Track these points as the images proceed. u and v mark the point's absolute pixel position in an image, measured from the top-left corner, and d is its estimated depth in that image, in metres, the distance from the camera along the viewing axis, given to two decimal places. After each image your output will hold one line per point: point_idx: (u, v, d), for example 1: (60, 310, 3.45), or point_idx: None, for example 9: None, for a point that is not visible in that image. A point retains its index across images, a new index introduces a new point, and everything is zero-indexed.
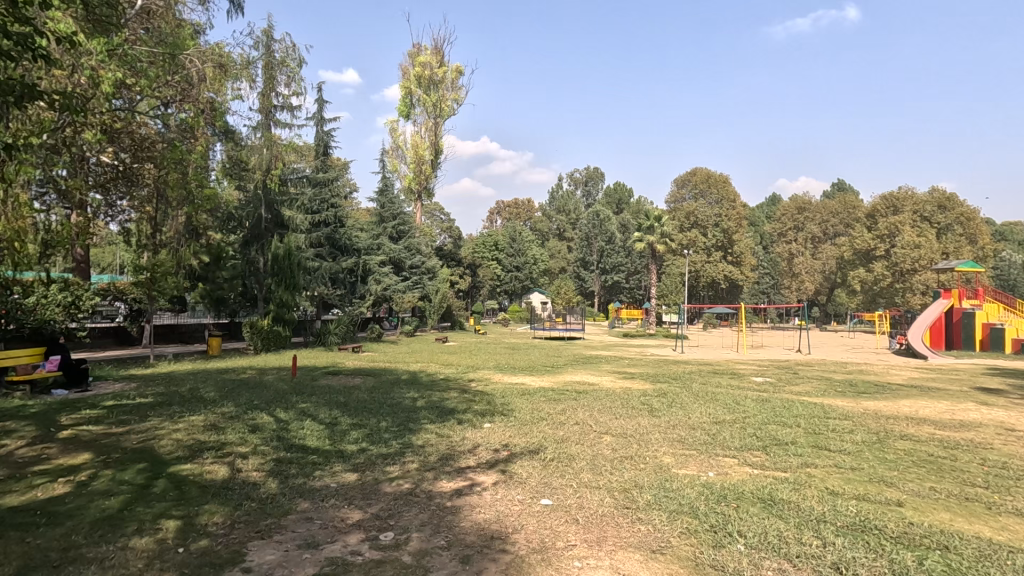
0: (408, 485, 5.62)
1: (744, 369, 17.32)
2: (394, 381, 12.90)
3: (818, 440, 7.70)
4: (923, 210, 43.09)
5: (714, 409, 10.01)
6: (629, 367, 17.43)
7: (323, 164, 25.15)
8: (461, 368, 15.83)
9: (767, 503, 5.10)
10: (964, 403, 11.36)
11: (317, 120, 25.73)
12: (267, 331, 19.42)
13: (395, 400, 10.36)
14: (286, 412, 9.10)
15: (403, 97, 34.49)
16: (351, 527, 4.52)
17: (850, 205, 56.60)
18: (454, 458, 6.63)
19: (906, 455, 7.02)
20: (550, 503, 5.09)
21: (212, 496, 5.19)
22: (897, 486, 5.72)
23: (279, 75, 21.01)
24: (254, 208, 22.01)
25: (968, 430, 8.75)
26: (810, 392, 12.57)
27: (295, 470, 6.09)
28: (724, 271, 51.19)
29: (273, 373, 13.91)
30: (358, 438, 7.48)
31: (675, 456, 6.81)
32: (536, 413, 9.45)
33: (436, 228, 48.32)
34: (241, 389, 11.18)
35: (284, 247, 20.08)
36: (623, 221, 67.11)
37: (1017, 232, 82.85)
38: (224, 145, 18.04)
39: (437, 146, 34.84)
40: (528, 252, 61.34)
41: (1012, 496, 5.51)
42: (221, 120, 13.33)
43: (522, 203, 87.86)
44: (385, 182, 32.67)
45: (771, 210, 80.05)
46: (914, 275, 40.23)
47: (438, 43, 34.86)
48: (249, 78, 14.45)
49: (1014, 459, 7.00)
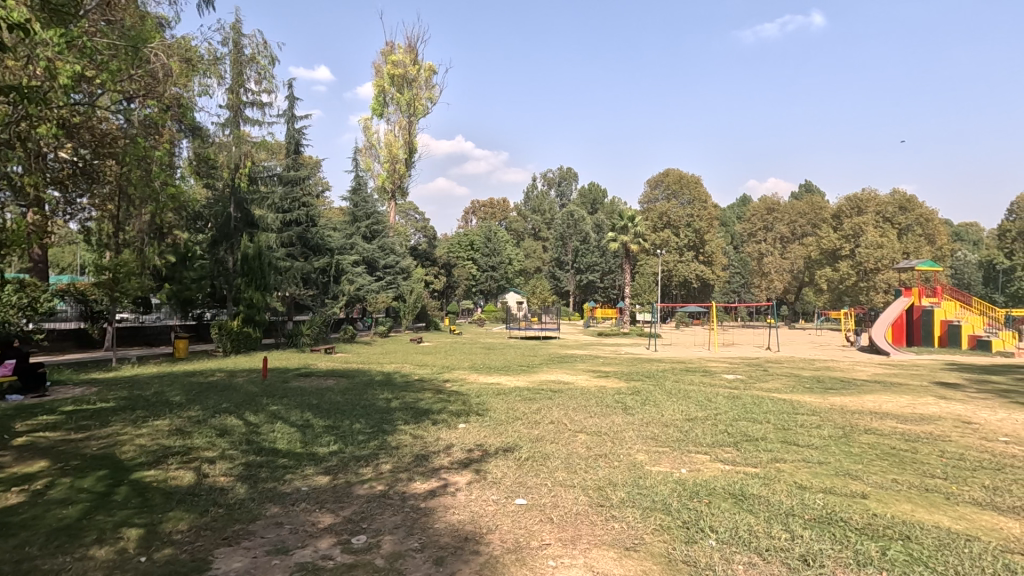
0: (381, 487, 5.55)
1: (715, 366, 17.63)
2: (368, 383, 12.73)
3: (787, 436, 7.87)
4: (886, 211, 44.50)
5: (687, 406, 10.15)
6: (604, 366, 17.59)
7: (295, 163, 24.46)
8: (437, 369, 15.75)
9: (738, 498, 5.19)
10: (925, 398, 11.76)
11: (288, 118, 25.10)
12: (236, 332, 19.13)
13: (369, 402, 10.23)
14: (256, 415, 8.91)
15: (377, 96, 34.13)
16: (322, 532, 4.43)
17: (817, 206, 57.58)
18: (427, 457, 6.62)
19: (872, 449, 7.23)
20: (525, 503, 5.08)
21: (177, 502, 5.03)
22: (862, 479, 5.88)
23: (248, 71, 20.48)
24: (223, 207, 21.56)
25: (929, 423, 9.07)
26: (780, 389, 12.88)
27: (265, 474, 5.95)
28: (696, 271, 52.12)
29: (242, 376, 13.45)
30: (331, 440, 7.37)
31: (650, 454, 6.86)
32: (511, 413, 9.43)
33: (411, 227, 47.80)
34: (210, 392, 10.89)
35: (254, 247, 19.70)
36: (597, 221, 67.68)
37: (971, 230, 87.10)
38: (192, 142, 17.19)
39: (412, 146, 34.54)
40: (503, 252, 61.16)
41: (968, 486, 5.71)
42: (188, 116, 12.93)
43: (498, 202, 87.80)
44: (359, 181, 32.31)
45: (742, 210, 82.19)
46: (877, 274, 41.66)
47: (412, 42, 34.47)
48: (218, 73, 14.06)
49: (971, 450, 7.27)
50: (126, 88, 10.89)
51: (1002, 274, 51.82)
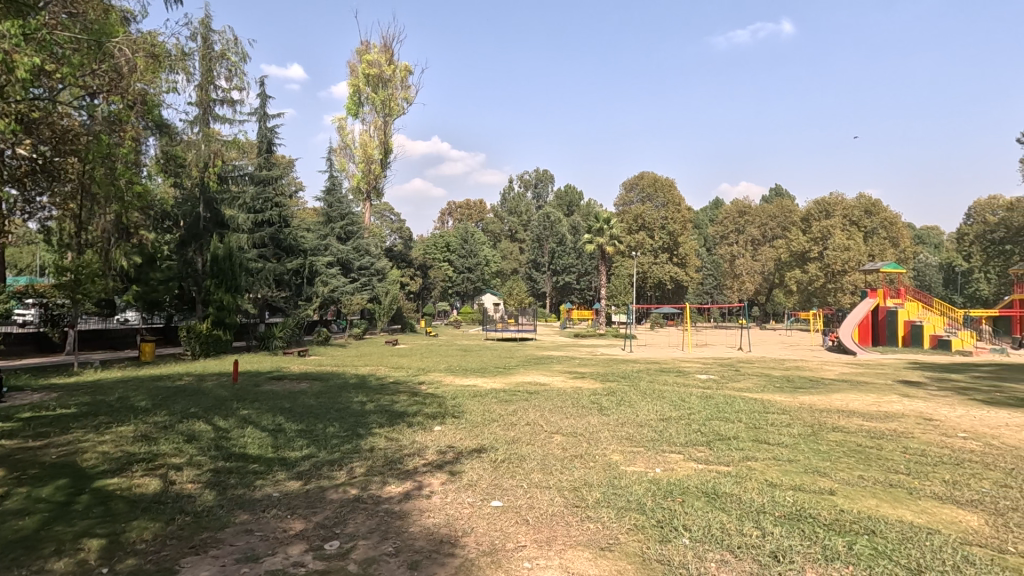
0: (354, 491, 5.47)
1: (689, 367, 17.95)
2: (342, 386, 12.55)
3: (758, 434, 8.03)
4: (852, 214, 45.84)
5: (660, 406, 10.27)
6: (579, 367, 17.69)
7: (267, 162, 24.00)
8: (412, 371, 15.63)
9: (711, 497, 5.26)
10: (890, 396, 12.15)
11: (260, 116, 24.62)
12: (206, 334, 18.63)
13: (343, 405, 10.10)
14: (225, 420, 8.70)
15: (352, 96, 33.76)
16: (293, 538, 4.34)
17: (786, 209, 58.94)
18: (401, 460, 6.56)
19: (838, 446, 7.41)
20: (500, 505, 5.05)
21: (141, 511, 4.86)
22: (830, 476, 6.02)
23: (218, 68, 20.01)
24: (191, 206, 21.08)
25: (892, 420, 9.36)
26: (751, 388, 13.14)
27: (234, 480, 5.80)
28: (670, 272, 52.88)
29: (211, 380, 13.15)
30: (303, 444, 7.26)
31: (624, 454, 6.91)
32: (486, 415, 9.40)
33: (387, 228, 47.43)
34: (177, 396, 10.61)
35: (225, 248, 19.35)
36: (574, 223, 68.14)
37: (933, 234, 90.41)
38: (159, 140, 16.65)
39: (387, 146, 34.24)
40: (480, 253, 61.15)
41: (930, 481, 5.90)
42: (154, 113, 12.57)
43: (474, 204, 87.70)
44: (333, 181, 31.92)
45: (715, 213, 83.78)
46: (844, 275, 42.88)
47: (387, 41, 34.16)
48: (185, 70, 13.71)
49: (932, 446, 7.52)
50: (89, 83, 10.55)
51: (959, 276, 53.84)
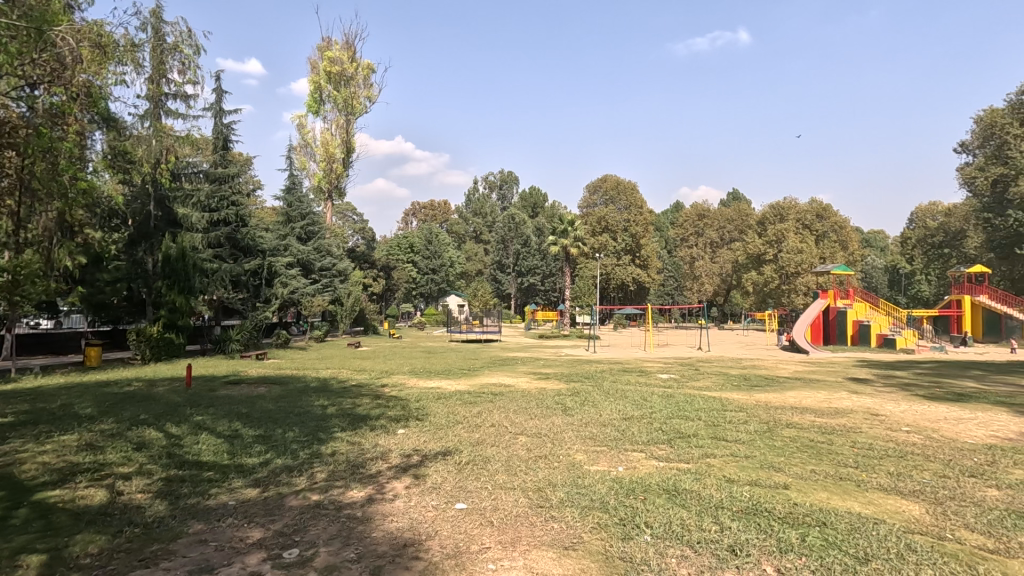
0: (315, 497, 5.35)
1: (651, 366, 18.31)
2: (303, 389, 12.26)
3: (717, 432, 8.24)
4: (805, 218, 47.68)
5: (623, 405, 10.43)
6: (543, 368, 17.79)
7: (223, 159, 23.26)
8: (376, 374, 15.39)
9: (671, 494, 5.37)
10: (840, 392, 12.68)
11: (215, 112, 23.83)
12: (157, 338, 17.91)
13: (303, 409, 9.85)
14: (178, 426, 8.37)
15: (312, 93, 33.09)
16: (251, 547, 4.21)
17: (743, 213, 60.78)
18: (364, 464, 6.45)
19: (792, 442, 7.69)
20: (465, 507, 5.04)
21: (86, 524, 4.62)
22: (784, 471, 6.23)
23: (171, 61, 19.25)
24: (142, 204, 20.31)
25: (842, 416, 9.77)
26: (711, 387, 13.49)
27: (187, 489, 5.59)
28: (633, 274, 53.79)
29: (163, 385, 12.62)
30: (261, 450, 7.05)
31: (588, 453, 6.99)
32: (451, 417, 9.34)
33: (349, 229, 46.64)
34: (126, 403, 10.13)
35: (177, 247, 18.63)
36: (538, 225, 68.56)
37: (879, 237, 94.95)
38: (105, 135, 15.99)
39: (349, 145, 33.64)
40: (444, 255, 60.82)
41: (876, 473, 6.19)
42: (100, 106, 12.01)
43: (439, 204, 87.13)
44: (293, 181, 31.18)
45: (675, 216, 85.74)
46: (797, 277, 44.53)
47: (349, 38, 33.56)
48: (135, 62, 13.14)
49: (879, 440, 7.88)
50: (28, 73, 9.98)
51: (903, 277, 56.71)
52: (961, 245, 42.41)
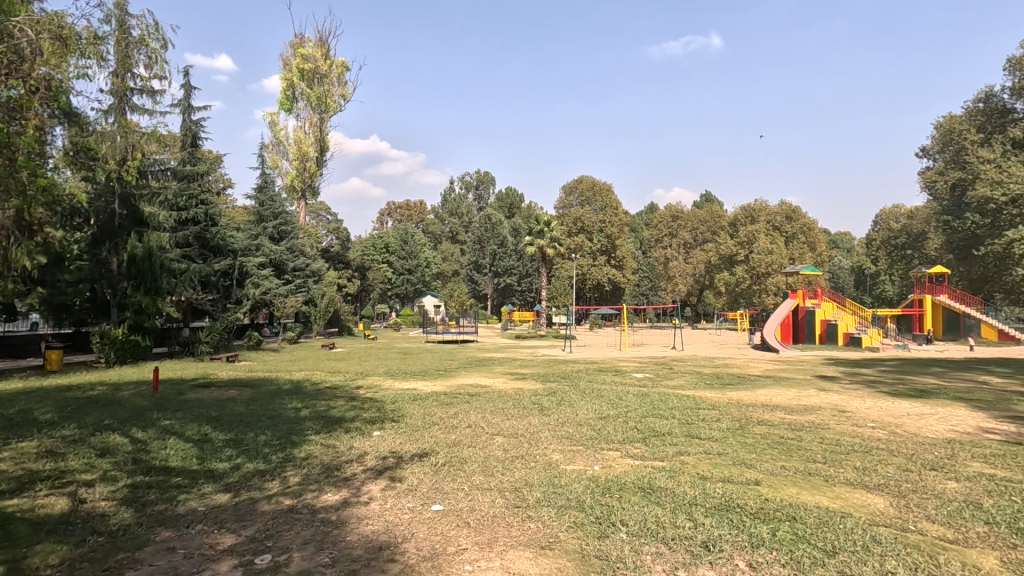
0: (288, 501, 5.25)
1: (626, 365, 18.51)
2: (275, 391, 12.03)
3: (690, 429, 8.37)
4: (775, 220, 48.76)
5: (599, 405, 10.51)
6: (520, 368, 17.82)
7: (191, 156, 22.70)
8: (350, 375, 15.20)
9: (646, 492, 5.43)
10: (808, 390, 13.00)
11: (183, 108, 23.24)
12: (122, 341, 17.33)
13: (276, 412, 9.66)
14: (145, 431, 8.12)
15: (285, 91, 32.57)
16: (222, 554, 4.12)
17: (716, 214, 61.90)
18: (338, 467, 6.36)
19: (763, 438, 7.86)
20: (441, 508, 5.01)
21: (47, 534, 4.46)
22: (755, 467, 6.36)
23: (137, 55, 18.70)
24: (105, 202, 19.69)
25: (811, 413, 10.02)
26: (684, 386, 13.69)
27: (155, 495, 5.43)
28: (608, 274, 54.26)
29: (128, 389, 12.23)
30: (232, 454, 6.90)
31: (564, 452, 7.03)
32: (427, 418, 9.29)
33: (323, 228, 45.98)
34: (89, 408, 9.79)
35: (143, 247, 18.12)
36: (515, 225, 68.67)
37: (845, 238, 97.73)
38: (67, 130, 15.48)
39: (323, 143, 33.15)
40: (420, 255, 60.48)
41: (843, 468, 6.37)
42: (60, 100, 11.62)
43: (414, 204, 86.55)
44: (265, 179, 30.61)
45: (650, 217, 86.78)
46: (767, 277, 45.54)
47: (323, 35, 33.10)
48: (99, 55, 12.73)
49: (845, 436, 8.11)
50: None
51: (868, 277, 58.45)
52: (922, 246, 43.95)
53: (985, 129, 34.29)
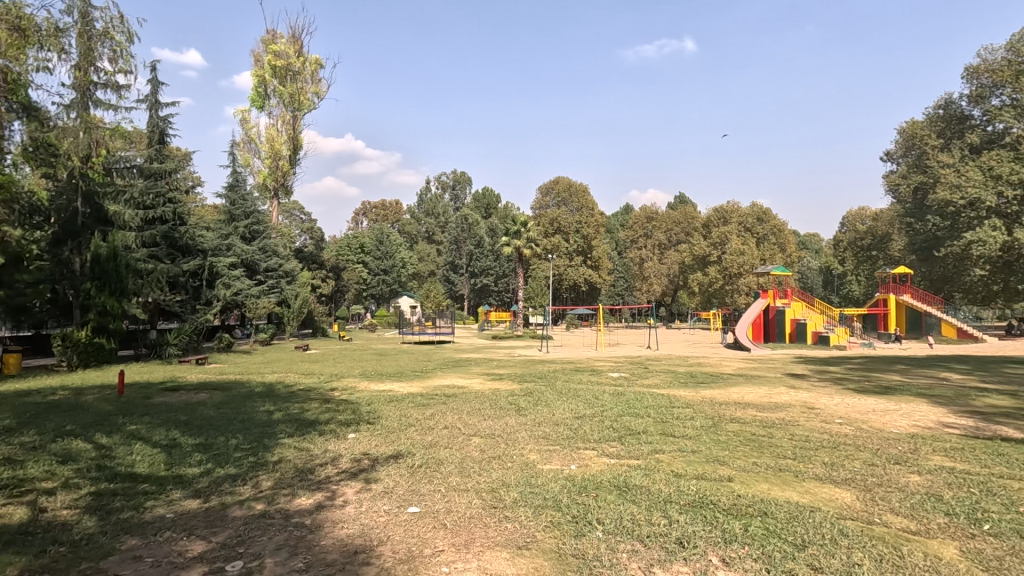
0: (260, 507, 5.15)
1: (602, 365, 18.66)
2: (247, 394, 11.78)
3: (665, 428, 8.48)
4: (746, 221, 49.75)
5: (575, 404, 10.58)
6: (497, 369, 17.85)
7: (158, 154, 22.10)
8: (325, 377, 14.98)
9: (622, 490, 5.48)
10: (779, 387, 13.30)
11: (150, 104, 22.60)
12: (85, 344, 16.74)
13: (247, 415, 9.46)
14: (110, 437, 7.86)
15: (257, 87, 31.95)
16: (192, 562, 4.01)
17: (690, 216, 62.89)
18: (312, 470, 6.26)
19: (735, 436, 8.00)
20: (418, 510, 4.97)
21: (5, 545, 4.28)
22: (728, 464, 6.47)
23: (101, 48, 18.13)
24: (68, 199, 19.07)
25: (781, 410, 10.25)
26: (659, 385, 13.87)
27: (120, 503, 5.27)
28: (584, 275, 54.65)
29: (91, 393, 11.82)
30: (202, 459, 6.73)
31: (541, 452, 7.05)
32: (403, 420, 9.21)
33: (296, 228, 45.24)
34: (50, 413, 9.44)
35: (108, 246, 17.68)
36: (491, 225, 68.62)
37: (813, 239, 100.26)
38: (25, 125, 14.98)
39: (296, 142, 32.60)
40: (396, 255, 60.05)
41: (812, 464, 6.53)
42: (19, 94, 11.27)
43: (390, 204, 85.82)
44: (236, 178, 29.98)
45: (625, 218, 87.69)
46: (739, 277, 46.48)
47: (296, 32, 32.57)
48: (60, 48, 12.37)
49: (814, 432, 8.31)
50: None
51: (836, 278, 60.07)
52: (887, 248, 45.37)
53: (944, 135, 35.58)
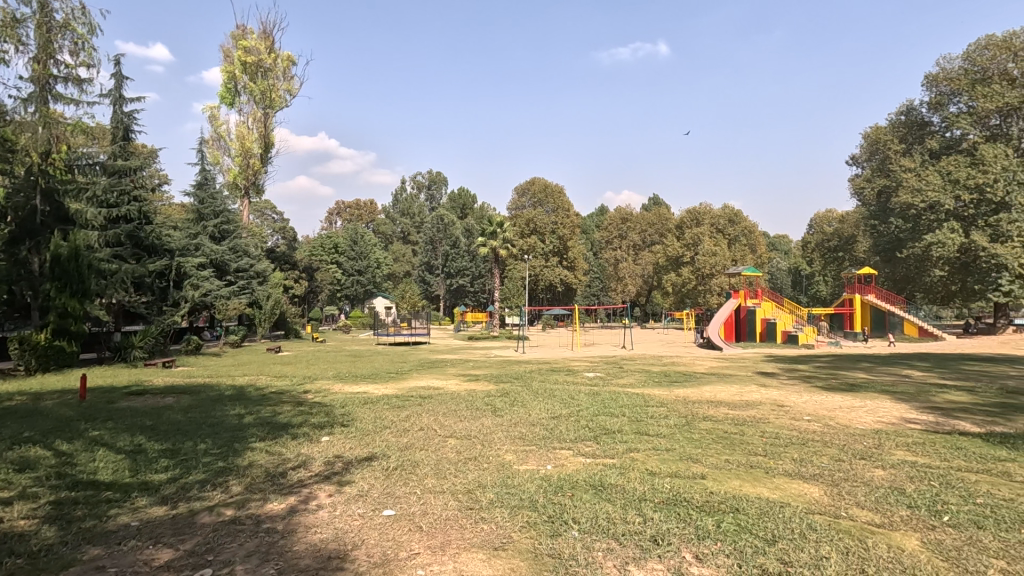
0: (230, 512, 5.02)
1: (577, 365, 18.77)
2: (216, 398, 11.50)
3: (639, 427, 8.57)
4: (718, 223, 50.67)
5: (551, 404, 10.61)
6: (473, 369, 17.80)
7: (122, 151, 21.45)
8: (298, 380, 14.71)
9: (597, 489, 5.52)
10: (750, 386, 13.58)
11: (114, 99, 21.88)
12: (44, 347, 16.10)
13: (217, 419, 9.23)
14: (71, 443, 7.59)
15: (226, 83, 31.23)
16: (158, 571, 3.90)
17: (663, 217, 63.78)
18: (283, 474, 6.15)
19: (708, 434, 8.13)
20: (392, 513, 4.92)
21: None
22: (701, 462, 6.57)
23: (62, 40, 17.49)
24: (25, 197, 18.26)
25: (752, 408, 10.47)
26: (633, 384, 14.02)
27: (82, 511, 5.08)
28: (560, 275, 54.93)
29: (51, 398, 11.39)
30: (169, 465, 6.55)
31: (516, 453, 7.05)
32: (378, 422, 9.12)
33: (268, 228, 44.39)
34: (6, 420, 9.06)
35: (69, 246, 17.15)
36: (467, 226, 68.41)
37: (783, 241, 102.67)
38: None
39: (267, 140, 32.01)
40: (370, 255, 59.50)
41: (781, 460, 6.68)
42: None
43: (364, 204, 84.87)
44: (205, 176, 29.30)
45: (600, 219, 88.40)
46: (711, 278, 47.31)
47: (267, 28, 31.92)
48: (17, 38, 11.97)
49: (783, 429, 8.51)
50: None
51: (804, 278, 61.61)
52: (852, 249, 46.70)
53: (906, 141, 36.87)
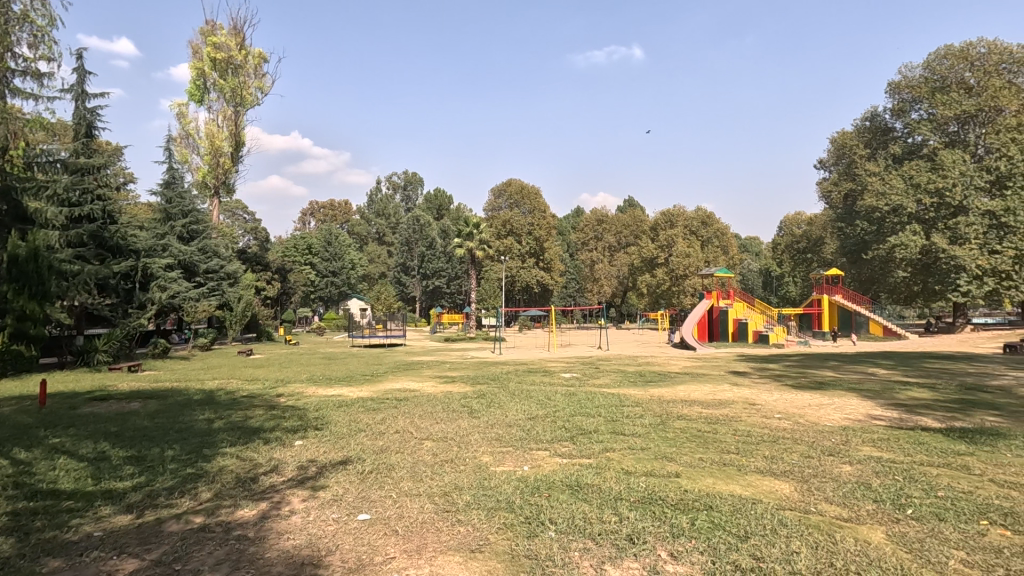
0: (199, 519, 4.89)
1: (554, 366, 18.85)
2: (185, 402, 11.20)
3: (615, 427, 8.63)
4: (691, 225, 51.46)
5: (528, 405, 10.62)
6: (449, 371, 17.71)
7: (85, 148, 20.70)
8: (270, 383, 14.42)
9: (574, 489, 5.54)
10: (723, 384, 13.82)
11: (76, 94, 21.17)
12: None
13: (185, 425, 8.98)
14: (30, 451, 7.29)
15: (194, 80, 30.50)
16: None
17: (638, 219, 64.53)
18: (255, 479, 6.03)
19: (681, 433, 8.24)
20: (367, 518, 4.85)
21: None
22: (675, 461, 6.64)
23: (18, 33, 16.88)
24: None
25: (725, 407, 10.65)
26: (609, 384, 14.14)
27: (41, 522, 4.88)
28: (536, 276, 55.09)
29: (9, 405, 10.95)
30: (134, 472, 6.34)
31: (493, 454, 7.03)
32: (352, 425, 8.99)
33: (239, 228, 43.48)
34: None
35: (27, 246, 16.45)
36: (444, 228, 67.98)
37: (754, 243, 104.78)
38: None
39: (238, 138, 31.36)
40: (344, 257, 58.78)
41: (753, 457, 6.81)
42: None
43: (339, 204, 83.82)
44: (173, 175, 28.56)
45: (576, 221, 88.95)
46: (685, 279, 48.02)
47: (237, 24, 31.23)
48: None
49: (755, 427, 8.67)
50: None
51: (775, 279, 62.95)
52: (820, 250, 47.98)
53: (870, 146, 38.04)
